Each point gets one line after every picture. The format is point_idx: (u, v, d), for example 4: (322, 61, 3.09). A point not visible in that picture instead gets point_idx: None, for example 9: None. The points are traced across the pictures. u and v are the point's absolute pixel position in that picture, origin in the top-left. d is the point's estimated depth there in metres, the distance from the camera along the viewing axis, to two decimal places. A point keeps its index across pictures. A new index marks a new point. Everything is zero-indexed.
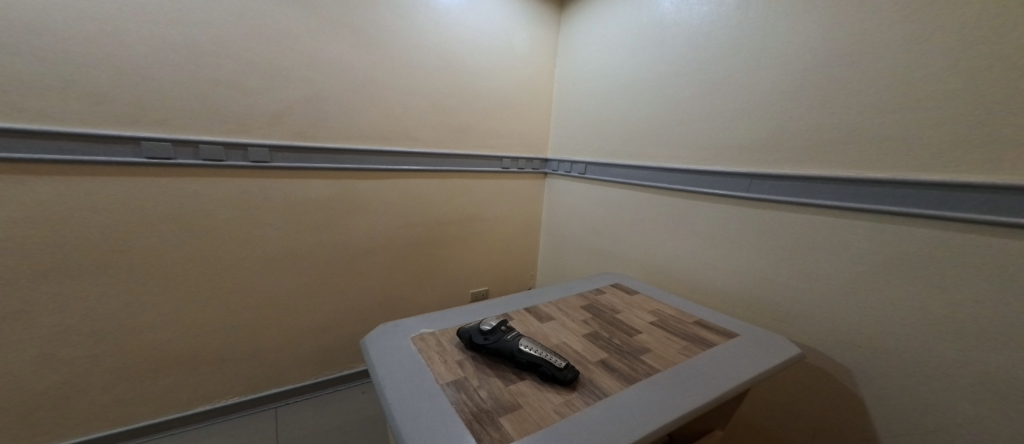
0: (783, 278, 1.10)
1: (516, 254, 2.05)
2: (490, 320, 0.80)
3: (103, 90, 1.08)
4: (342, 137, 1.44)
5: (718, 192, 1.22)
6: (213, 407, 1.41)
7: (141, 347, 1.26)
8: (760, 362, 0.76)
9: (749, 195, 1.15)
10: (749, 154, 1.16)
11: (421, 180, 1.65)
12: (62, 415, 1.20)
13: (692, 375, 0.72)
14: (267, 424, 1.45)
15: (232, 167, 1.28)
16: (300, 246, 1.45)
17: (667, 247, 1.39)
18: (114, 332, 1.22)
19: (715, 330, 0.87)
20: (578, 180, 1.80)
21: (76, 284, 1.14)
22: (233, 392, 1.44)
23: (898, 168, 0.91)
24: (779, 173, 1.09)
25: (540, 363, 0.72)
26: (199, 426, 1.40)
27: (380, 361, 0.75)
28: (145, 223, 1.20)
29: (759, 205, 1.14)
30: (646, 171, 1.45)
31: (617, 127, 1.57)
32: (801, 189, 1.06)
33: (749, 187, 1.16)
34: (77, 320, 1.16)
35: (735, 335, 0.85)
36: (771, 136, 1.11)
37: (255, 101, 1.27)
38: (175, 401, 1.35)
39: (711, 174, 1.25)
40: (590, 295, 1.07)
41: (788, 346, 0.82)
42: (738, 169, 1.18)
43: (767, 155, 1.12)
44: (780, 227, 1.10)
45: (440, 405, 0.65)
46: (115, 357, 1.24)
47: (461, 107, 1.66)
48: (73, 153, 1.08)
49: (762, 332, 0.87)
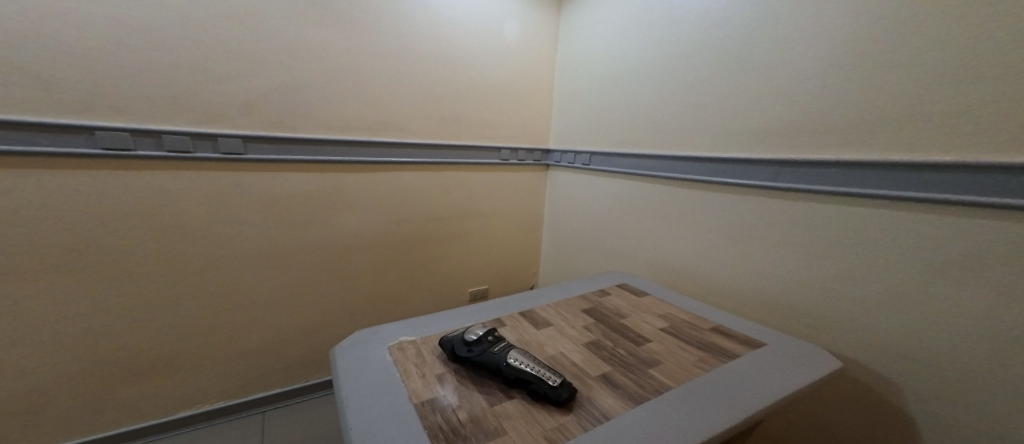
0: (809, 276, 0.99)
1: (517, 250, 1.95)
2: (476, 329, 0.71)
3: (52, 76, 1.00)
4: (326, 128, 1.35)
5: (738, 182, 1.11)
6: (198, 412, 1.34)
7: (112, 350, 1.19)
8: (786, 376, 0.66)
9: (772, 184, 1.04)
10: (771, 139, 1.05)
11: (414, 173, 1.56)
12: (33, 422, 1.13)
13: (710, 394, 0.62)
14: (255, 429, 1.37)
15: (202, 160, 1.19)
16: (282, 244, 1.36)
17: (679, 242, 1.28)
18: (80, 336, 1.14)
19: (736, 339, 0.77)
20: (582, 172, 1.70)
21: (35, 285, 1.07)
22: (218, 396, 1.37)
23: (939, 151, 0.80)
24: (810, 159, 0.97)
25: (531, 380, 0.62)
26: (184, 431, 1.33)
27: (348, 376, 0.67)
28: (112, 220, 1.12)
29: (782, 195, 1.03)
30: (656, 161, 1.34)
31: (623, 115, 1.46)
32: (832, 176, 0.94)
33: (775, 176, 1.04)
34: (36, 325, 1.09)
35: (762, 345, 0.75)
36: (796, 119, 1.00)
37: (226, 89, 1.18)
38: (154, 407, 1.28)
39: (730, 163, 1.14)
40: (594, 296, 0.97)
41: (826, 360, 0.71)
42: (762, 156, 1.06)
43: (792, 140, 1.01)
44: (806, 219, 0.99)
45: (411, 430, 0.56)
46: (85, 362, 1.16)
47: (454, 96, 1.56)
48: (19, 143, 0.99)
49: (786, 341, 0.76)
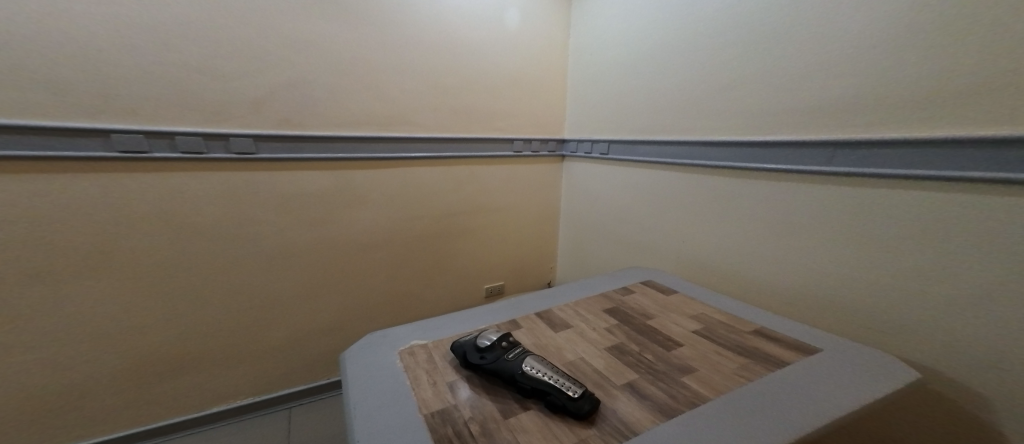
0: (857, 270, 0.88)
1: (532, 245, 1.89)
2: (489, 334, 0.66)
3: (59, 78, 0.98)
4: (333, 124, 1.32)
5: (780, 167, 0.98)
6: (230, 407, 1.35)
7: (144, 349, 1.19)
8: (840, 387, 0.58)
9: (817, 169, 0.92)
10: (811, 117, 0.93)
11: (425, 169, 1.52)
12: (73, 419, 1.14)
13: (755, 407, 0.55)
14: (281, 426, 1.37)
15: (214, 160, 1.17)
16: (293, 244, 1.34)
17: (708, 234, 1.19)
18: (105, 338, 1.14)
19: (782, 344, 0.70)
20: (600, 162, 1.62)
21: (58, 288, 1.06)
22: (248, 392, 1.37)
23: (1003, 124, 0.70)
24: (868, 138, 0.83)
25: (549, 390, 0.56)
26: (218, 425, 1.34)
27: (356, 383, 0.62)
28: (134, 221, 1.11)
29: (826, 179, 0.91)
30: (679, 147, 1.25)
31: (643, 100, 1.38)
32: (888, 157, 0.82)
33: (828, 159, 0.90)
34: (62, 328, 1.08)
35: (816, 351, 0.67)
36: (842, 93, 0.87)
37: (232, 87, 1.16)
38: (190, 402, 1.29)
39: (774, 146, 1.00)
40: (616, 295, 0.90)
41: (896, 369, 0.63)
42: (817, 138, 0.91)
43: (835, 119, 0.89)
44: (854, 207, 0.87)
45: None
46: (120, 361, 1.17)
47: (463, 87, 1.50)
48: (39, 148, 0.99)
49: (841, 348, 0.68)
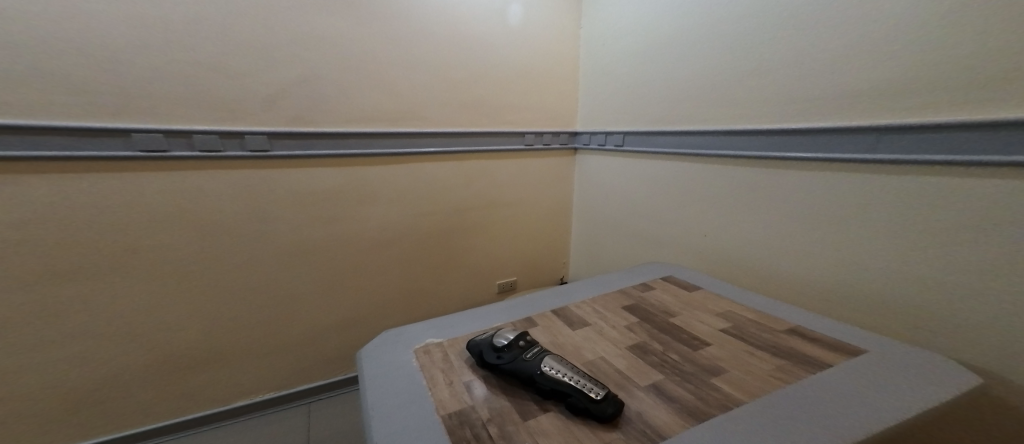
0: (892, 265, 0.82)
1: (544, 241, 1.87)
2: (505, 333, 0.64)
3: (81, 78, 0.98)
4: (344, 120, 1.31)
5: (806, 156, 0.93)
6: (253, 401, 1.36)
7: (169, 346, 1.20)
8: (885, 390, 0.55)
9: (852, 157, 0.85)
10: (843, 101, 0.87)
11: (437, 164, 1.50)
12: (101, 415, 1.15)
13: (794, 412, 0.52)
14: (301, 421, 1.38)
15: (231, 158, 1.17)
16: (309, 242, 1.34)
17: (729, 227, 1.14)
18: (130, 336, 1.15)
19: (818, 344, 0.66)
20: (614, 154, 1.58)
21: (82, 287, 1.07)
22: (269, 387, 1.38)
23: None
24: (917, 123, 0.76)
25: (569, 392, 0.54)
26: (242, 419, 1.36)
27: (373, 383, 0.61)
28: (155, 219, 1.12)
29: (863, 168, 0.84)
30: (698, 137, 1.20)
31: (659, 90, 1.33)
32: (934, 142, 0.75)
33: (871, 147, 0.83)
34: (88, 326, 1.09)
35: (859, 352, 0.64)
36: (878, 74, 0.81)
37: (244, 85, 1.15)
38: (214, 397, 1.30)
39: (799, 133, 0.95)
40: (635, 291, 0.88)
41: (949, 369, 0.59)
42: (856, 123, 0.84)
43: (868, 103, 0.83)
44: (891, 197, 0.81)
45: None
46: (146, 357, 1.18)
47: (473, 80, 1.48)
48: (63, 148, 0.99)
49: (883, 349, 0.64)
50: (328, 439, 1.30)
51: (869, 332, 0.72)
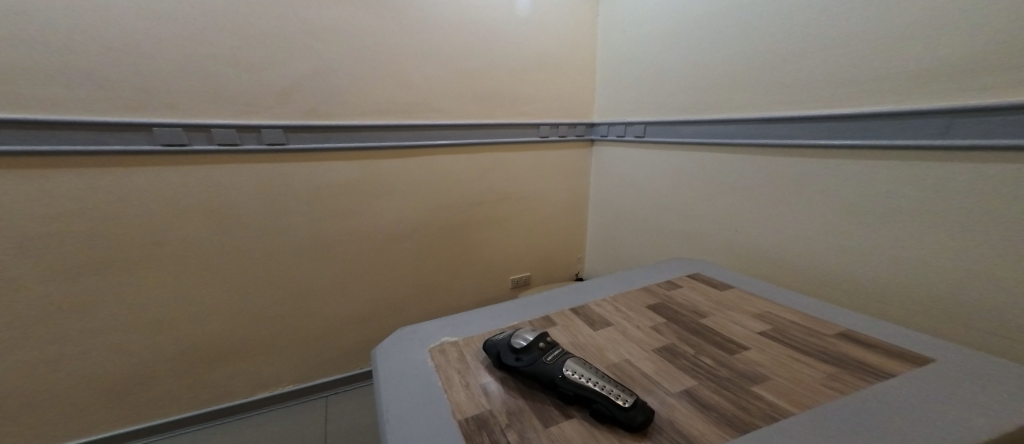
0: (952, 261, 0.76)
1: (561, 235, 1.83)
2: (524, 334, 0.61)
3: (102, 73, 0.98)
4: (358, 113, 1.28)
5: (851, 142, 0.86)
6: (273, 394, 1.37)
7: (191, 339, 1.21)
8: (955, 406, 0.50)
9: (919, 142, 0.77)
10: (899, 81, 0.79)
11: (452, 157, 1.47)
12: (127, 405, 1.17)
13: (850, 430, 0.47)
14: (321, 414, 1.38)
15: (248, 152, 1.17)
16: (325, 236, 1.33)
17: (760, 220, 1.08)
18: (152, 329, 1.16)
19: (868, 349, 0.62)
20: (634, 145, 1.52)
21: (107, 281, 1.08)
22: (288, 380, 1.39)
23: None
24: (1004, 103, 0.67)
25: (594, 398, 0.51)
26: (262, 412, 1.36)
27: (388, 384, 0.58)
28: (175, 213, 1.12)
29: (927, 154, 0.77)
30: (725, 126, 1.14)
31: (683, 78, 1.26)
32: (1014, 125, 0.67)
33: (941, 133, 0.75)
34: (112, 319, 1.10)
35: (916, 358, 0.59)
36: (944, 52, 0.74)
37: (259, 78, 1.13)
38: (235, 389, 1.31)
39: (842, 119, 0.88)
40: (661, 289, 0.84)
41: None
42: (912, 107, 0.77)
43: (932, 84, 0.76)
44: (961, 187, 0.73)
45: None
46: (169, 350, 1.19)
47: (487, 70, 1.44)
48: (87, 143, 0.99)
49: (941, 356, 0.59)
50: (349, 432, 1.30)
51: (923, 335, 0.67)
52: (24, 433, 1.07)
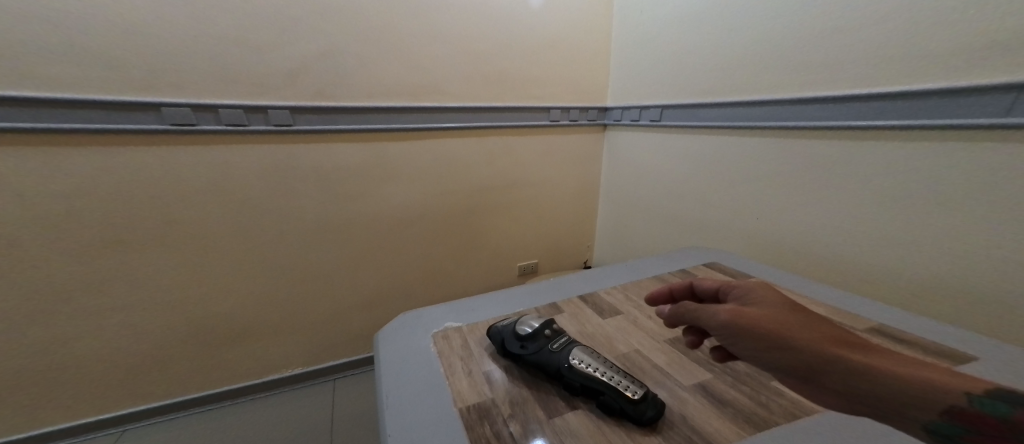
0: (995, 255, 0.71)
1: (571, 223, 1.80)
2: (530, 321, 0.58)
3: (110, 51, 0.96)
4: (366, 95, 1.25)
5: (888, 125, 0.80)
6: (283, 376, 1.38)
7: (202, 320, 1.22)
8: None
9: (975, 121, 0.70)
10: (950, 56, 0.73)
11: (460, 140, 1.44)
12: (141, 383, 1.20)
13: (878, 433, 0.45)
14: (331, 395, 1.39)
15: (256, 133, 1.15)
16: (333, 220, 1.32)
17: (782, 208, 1.03)
18: (163, 309, 1.17)
19: (901, 347, 0.58)
20: (650, 130, 1.47)
21: (120, 260, 1.09)
22: (299, 362, 1.40)
23: None
24: None
25: (601, 389, 0.48)
26: (273, 393, 1.38)
27: (389, 369, 0.57)
28: (184, 195, 1.11)
29: (985, 134, 0.70)
30: (749, 109, 1.09)
31: (706, 59, 1.20)
32: None
33: (1001, 112, 0.68)
34: (125, 298, 1.12)
35: (955, 360, 0.55)
36: (1006, 24, 0.67)
37: (266, 58, 1.11)
38: (246, 370, 1.33)
39: (880, 100, 0.82)
40: (675, 278, 0.81)
41: None
42: (964, 85, 0.71)
43: (991, 60, 0.69)
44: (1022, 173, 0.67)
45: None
46: (180, 330, 1.20)
47: (497, 51, 1.39)
48: (97, 122, 0.98)
49: (979, 356, 0.56)
50: (358, 414, 1.31)
51: (960, 333, 0.63)
52: (47, 408, 1.10)
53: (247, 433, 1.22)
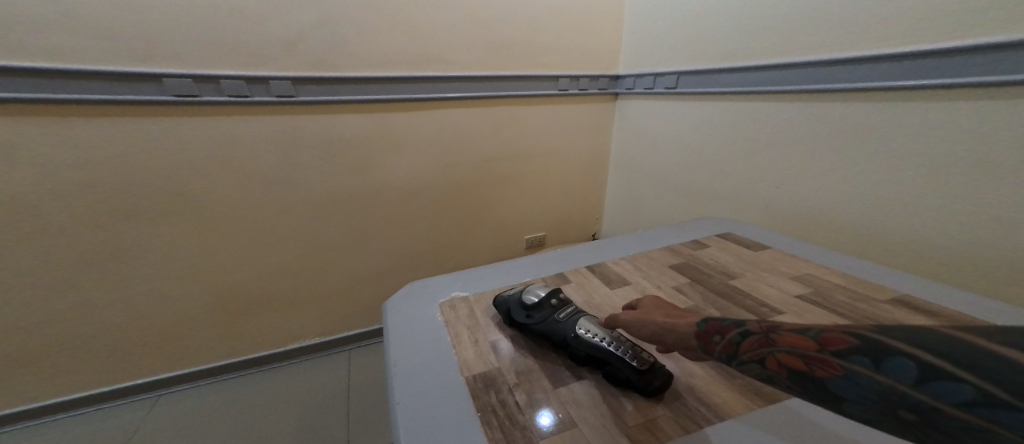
0: None
1: (580, 195, 1.77)
2: (536, 290, 0.58)
3: (103, 19, 0.93)
4: (367, 64, 1.22)
5: (922, 86, 0.75)
6: (299, 346, 1.42)
7: (215, 291, 1.24)
8: None
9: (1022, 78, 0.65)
10: (997, 10, 0.66)
11: (466, 110, 1.40)
12: (161, 351, 1.23)
13: None
14: (346, 364, 1.43)
15: (259, 104, 1.13)
16: (339, 192, 1.31)
17: (802, 178, 0.99)
18: (177, 280, 1.19)
19: (922, 316, 0.56)
20: (663, 98, 1.41)
21: (131, 233, 1.10)
22: (313, 333, 1.43)
23: None
24: None
25: (607, 359, 0.48)
26: (290, 362, 1.42)
27: (397, 338, 0.56)
28: (191, 167, 1.11)
29: None
30: (770, 74, 1.02)
31: (725, 22, 1.13)
32: None
33: None
34: (139, 269, 1.14)
35: None
36: None
37: (263, 25, 1.07)
38: (262, 340, 1.36)
39: (914, 61, 0.76)
40: (685, 248, 0.79)
41: None
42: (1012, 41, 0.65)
43: None
44: None
45: (473, 412, 0.45)
46: (195, 301, 1.23)
47: (503, 17, 1.32)
48: (99, 93, 0.97)
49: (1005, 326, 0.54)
50: (373, 382, 1.35)
51: (988, 303, 0.60)
52: (75, 375, 1.15)
53: (267, 399, 1.26)
